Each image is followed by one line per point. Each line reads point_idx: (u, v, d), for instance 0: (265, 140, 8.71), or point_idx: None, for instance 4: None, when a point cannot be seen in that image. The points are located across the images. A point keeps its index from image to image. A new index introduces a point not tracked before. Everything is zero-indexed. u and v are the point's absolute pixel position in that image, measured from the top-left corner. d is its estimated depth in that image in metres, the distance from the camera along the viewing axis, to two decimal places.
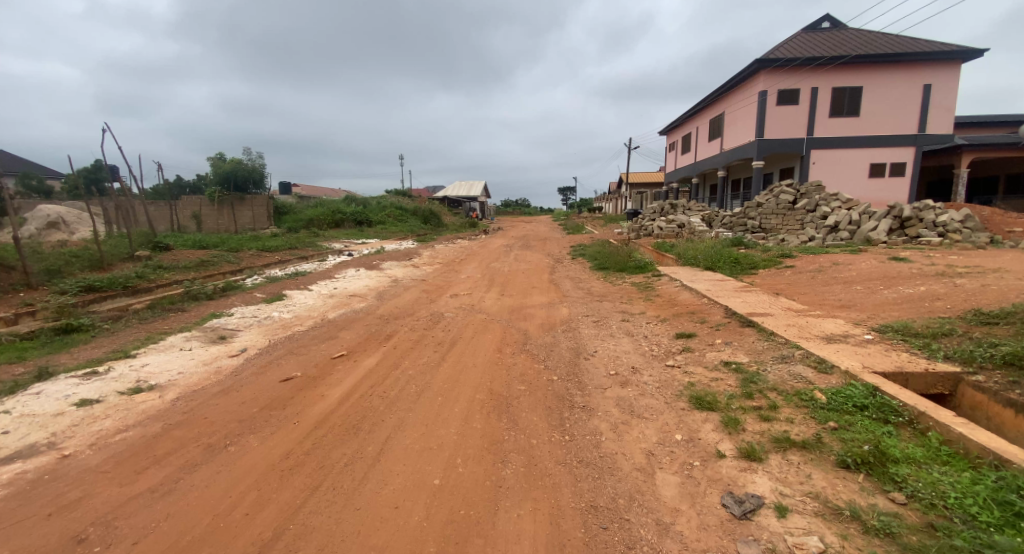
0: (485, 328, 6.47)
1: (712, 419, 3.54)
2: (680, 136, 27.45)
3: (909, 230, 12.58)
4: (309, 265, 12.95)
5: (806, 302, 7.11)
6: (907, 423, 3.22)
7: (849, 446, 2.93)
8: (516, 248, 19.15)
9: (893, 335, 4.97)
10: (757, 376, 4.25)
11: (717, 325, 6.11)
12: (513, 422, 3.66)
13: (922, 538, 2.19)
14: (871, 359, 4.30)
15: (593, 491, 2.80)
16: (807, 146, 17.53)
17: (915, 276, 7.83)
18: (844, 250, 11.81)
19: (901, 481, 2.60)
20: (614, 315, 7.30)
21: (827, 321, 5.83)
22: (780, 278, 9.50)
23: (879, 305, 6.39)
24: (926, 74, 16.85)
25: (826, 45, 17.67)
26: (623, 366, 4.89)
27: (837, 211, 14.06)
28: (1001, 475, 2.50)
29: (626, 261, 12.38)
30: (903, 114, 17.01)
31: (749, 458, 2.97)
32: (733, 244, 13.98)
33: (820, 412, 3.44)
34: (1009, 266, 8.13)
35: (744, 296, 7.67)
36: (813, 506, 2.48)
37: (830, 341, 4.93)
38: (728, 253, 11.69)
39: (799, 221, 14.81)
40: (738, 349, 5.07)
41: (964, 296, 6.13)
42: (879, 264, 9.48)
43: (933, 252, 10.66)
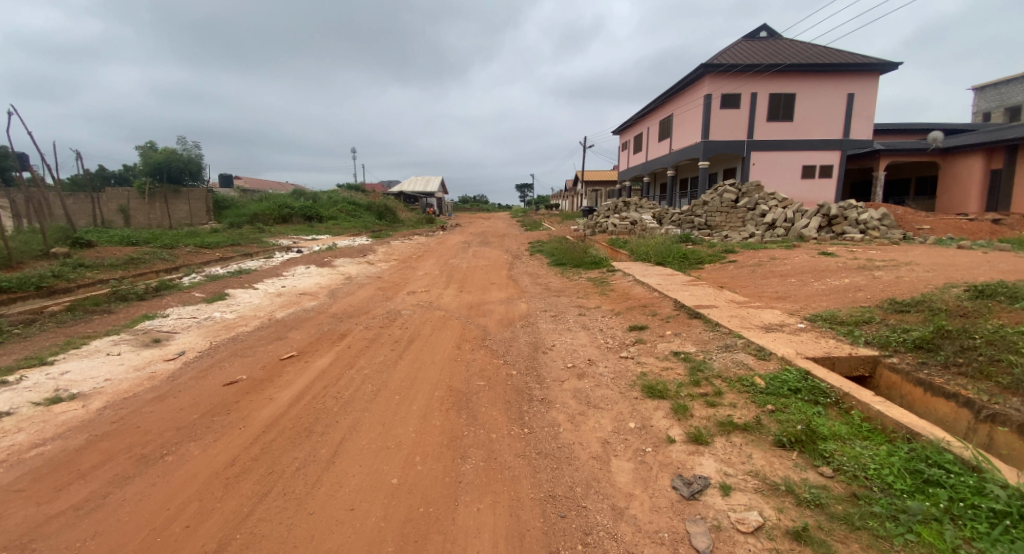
0: (444, 325, 6.41)
1: (664, 407, 3.70)
2: (632, 136, 28.29)
3: (836, 228, 13.67)
4: (254, 263, 12.28)
5: (747, 294, 7.58)
6: (834, 403, 3.52)
7: (784, 426, 3.17)
8: (474, 244, 19.12)
9: (822, 323, 5.40)
10: (704, 364, 4.50)
11: (667, 317, 6.40)
12: (473, 417, 3.66)
13: (846, 507, 2.40)
14: (803, 345, 4.67)
15: (551, 481, 2.86)
16: (748, 148, 18.60)
17: (841, 269, 8.54)
18: (781, 246, 12.61)
19: (829, 456, 2.84)
20: (571, 310, 7.43)
21: (766, 311, 6.23)
22: (725, 272, 10.03)
23: (810, 297, 6.90)
24: (852, 83, 18.25)
25: (764, 53, 18.78)
26: (580, 359, 5.02)
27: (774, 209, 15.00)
28: (913, 447, 2.80)
29: (582, 258, 12.68)
30: (831, 119, 18.38)
31: (696, 442, 3.14)
32: (681, 240, 14.60)
33: (760, 396, 3.70)
34: (918, 260, 9.04)
35: (692, 289, 8.03)
36: (754, 484, 2.66)
37: (768, 330, 5.30)
38: (677, 249, 12.21)
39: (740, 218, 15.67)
40: (687, 339, 5.34)
41: (881, 287, 6.76)
42: (810, 258, 10.25)
43: (857, 247, 11.61)
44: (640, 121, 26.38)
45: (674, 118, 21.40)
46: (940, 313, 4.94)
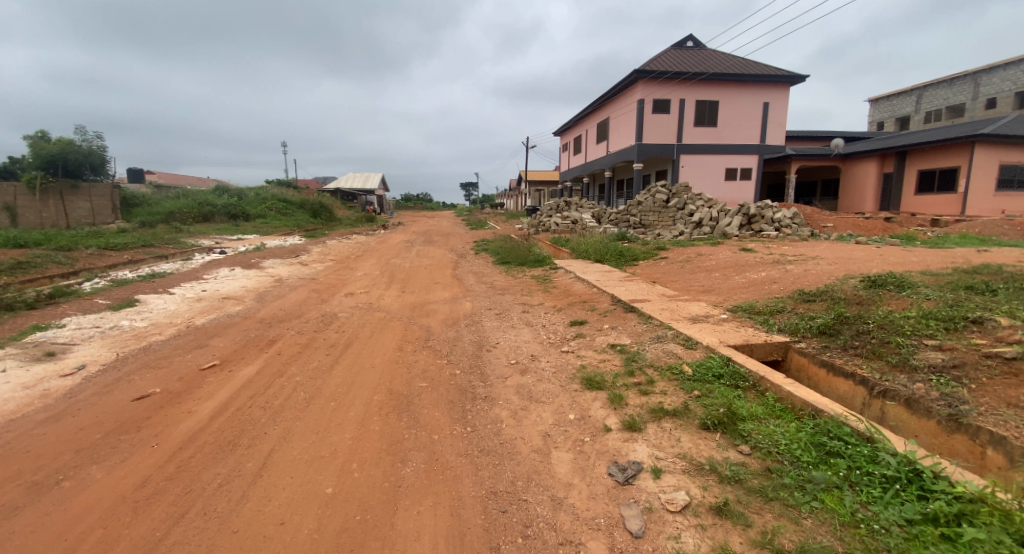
0: (384, 327, 6.23)
1: (601, 398, 3.83)
2: (572, 137, 29.00)
3: (754, 226, 14.84)
4: (170, 265, 11.24)
5: (677, 288, 8.04)
6: (752, 386, 3.83)
7: (708, 410, 3.39)
8: (417, 243, 18.73)
9: (742, 313, 5.85)
10: (638, 354, 4.73)
11: (605, 311, 6.65)
12: (414, 419, 3.59)
13: (760, 481, 2.62)
14: (725, 334, 5.04)
15: (493, 478, 2.86)
16: (678, 151, 19.72)
17: (759, 264, 9.29)
18: (707, 243, 13.51)
19: (748, 435, 3.08)
20: (514, 307, 7.51)
21: (694, 304, 6.65)
22: (658, 268, 10.58)
23: (732, 289, 7.46)
24: (767, 93, 19.83)
25: (690, 62, 19.97)
26: (523, 355, 5.08)
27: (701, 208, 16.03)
28: (818, 422, 3.10)
29: (525, 256, 12.84)
30: (749, 126, 19.92)
31: (631, 429, 3.29)
32: (618, 238, 15.20)
33: (687, 382, 3.94)
34: (822, 254, 10.06)
35: (628, 285, 8.40)
36: (682, 465, 2.83)
37: (695, 321, 5.67)
38: (615, 247, 12.71)
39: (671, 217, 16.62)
40: (623, 332, 5.57)
41: (792, 279, 7.45)
42: (733, 254, 11.08)
43: (772, 244, 12.69)
44: (579, 124, 27.14)
45: (610, 121, 22.21)
46: (840, 301, 5.52)
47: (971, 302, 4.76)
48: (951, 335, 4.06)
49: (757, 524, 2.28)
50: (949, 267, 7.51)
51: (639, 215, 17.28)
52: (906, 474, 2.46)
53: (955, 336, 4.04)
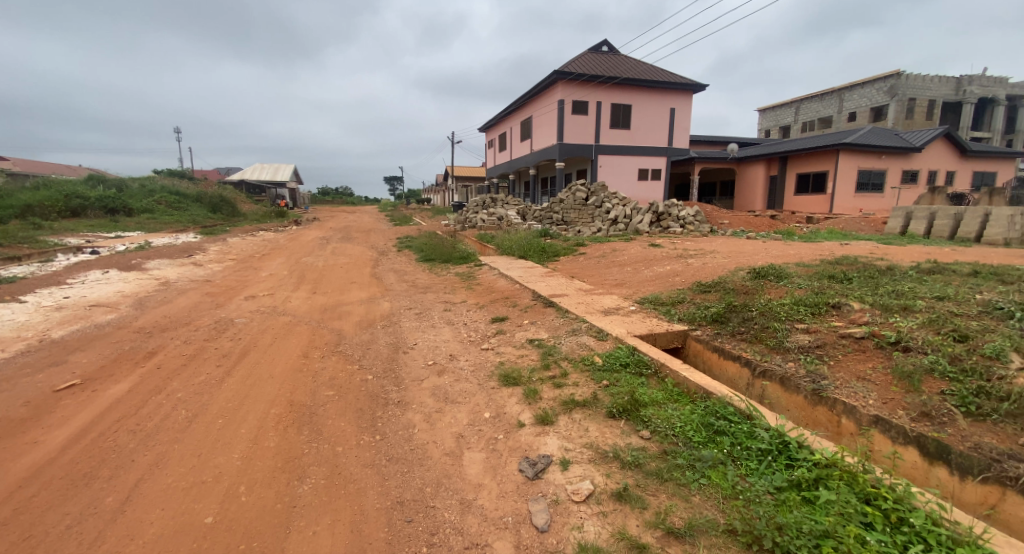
0: (289, 332, 5.77)
1: (516, 394, 3.85)
2: (495, 134, 29.09)
3: (663, 223, 15.93)
4: (24, 268, 9.51)
5: (593, 282, 8.37)
6: (654, 373, 4.08)
7: (614, 398, 3.55)
8: (333, 240, 17.69)
9: (649, 305, 6.23)
10: (554, 348, 4.83)
11: (526, 307, 6.72)
12: (317, 432, 3.35)
13: (658, 463, 2.78)
14: (633, 325, 5.33)
15: (400, 487, 2.75)
16: (595, 151, 20.61)
17: (666, 258, 9.99)
18: (622, 239, 14.25)
19: (648, 420, 3.26)
20: (435, 306, 7.35)
21: (607, 297, 6.95)
22: (576, 263, 10.96)
23: (642, 282, 7.92)
24: (673, 100, 21.31)
25: (605, 66, 20.88)
26: (441, 355, 4.96)
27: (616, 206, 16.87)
28: (709, 404, 3.36)
29: (450, 253, 12.66)
30: (658, 130, 21.30)
31: (543, 423, 3.33)
32: (541, 234, 15.51)
33: (598, 373, 4.10)
34: (719, 249, 11.04)
35: (549, 280, 8.60)
36: (588, 455, 2.92)
37: (608, 313, 5.93)
38: (537, 243, 12.95)
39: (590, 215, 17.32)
40: (541, 327, 5.67)
41: (693, 272, 8.09)
42: (644, 249, 11.78)
43: (679, 239, 13.70)
44: (502, 121, 27.30)
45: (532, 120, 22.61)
46: (730, 291, 6.07)
47: (831, 289, 5.47)
48: (816, 319, 4.62)
49: (653, 506, 2.41)
50: (818, 259, 8.59)
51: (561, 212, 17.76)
52: (777, 446, 2.75)
53: (819, 319, 4.60)
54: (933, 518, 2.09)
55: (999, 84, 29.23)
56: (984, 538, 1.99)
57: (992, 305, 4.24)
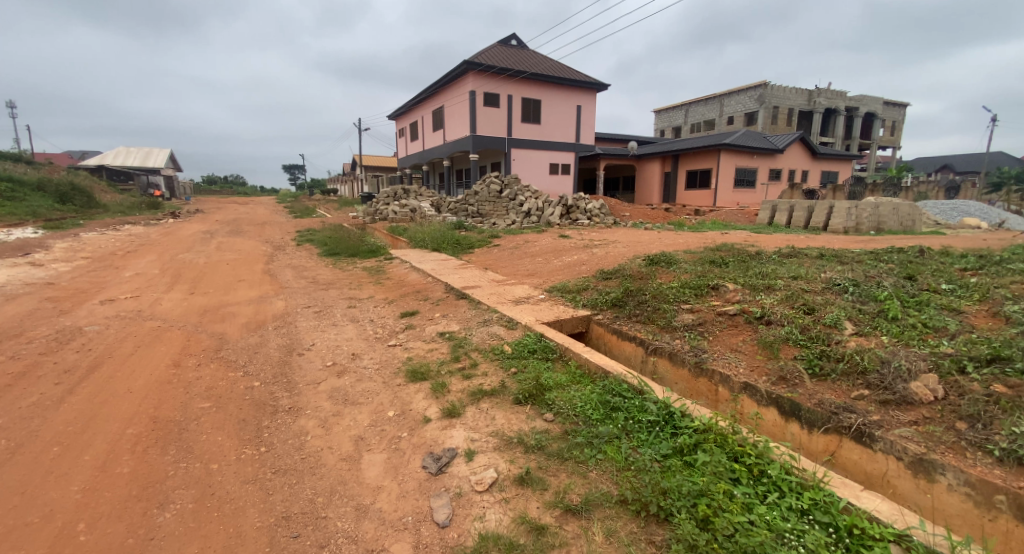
0: (157, 339, 5.02)
1: (423, 389, 3.71)
2: (406, 123, 28.07)
3: (572, 215, 16.53)
4: None
5: (506, 273, 8.42)
6: (560, 357, 4.20)
7: (521, 385, 3.58)
8: (221, 234, 15.88)
9: (556, 293, 6.43)
10: (464, 340, 4.76)
11: (437, 300, 6.56)
12: (187, 449, 2.96)
13: (559, 443, 2.84)
14: (541, 313, 5.45)
15: (286, 500, 2.51)
16: (509, 144, 20.75)
17: (574, 248, 10.38)
18: (534, 231, 14.57)
19: (552, 403, 3.33)
20: (339, 303, 6.88)
21: (518, 287, 7.02)
22: (489, 255, 10.96)
23: (552, 272, 8.14)
24: (579, 97, 22.15)
25: (513, 59, 21.05)
26: (342, 355, 4.62)
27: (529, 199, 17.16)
28: (607, 383, 3.53)
29: (357, 246, 11.99)
30: (565, 125, 22.04)
31: (449, 415, 3.24)
32: (455, 227, 15.31)
33: (506, 361, 4.13)
34: (621, 239, 11.73)
35: (462, 272, 8.48)
36: (493, 443, 2.89)
37: (518, 303, 5.99)
38: (451, 235, 12.74)
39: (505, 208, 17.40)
40: (452, 320, 5.55)
41: (598, 260, 8.49)
42: (554, 240, 12.13)
43: (586, 231, 14.34)
44: (412, 110, 26.44)
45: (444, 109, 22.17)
46: (629, 278, 6.46)
47: (711, 273, 6.07)
48: (699, 299, 5.10)
49: (553, 486, 2.46)
50: (703, 247, 9.52)
51: (476, 205, 17.53)
52: (664, 416, 2.98)
53: (701, 299, 5.09)
54: (786, 468, 2.39)
55: (840, 96, 34.51)
56: (826, 480, 2.31)
57: (833, 282, 4.99)
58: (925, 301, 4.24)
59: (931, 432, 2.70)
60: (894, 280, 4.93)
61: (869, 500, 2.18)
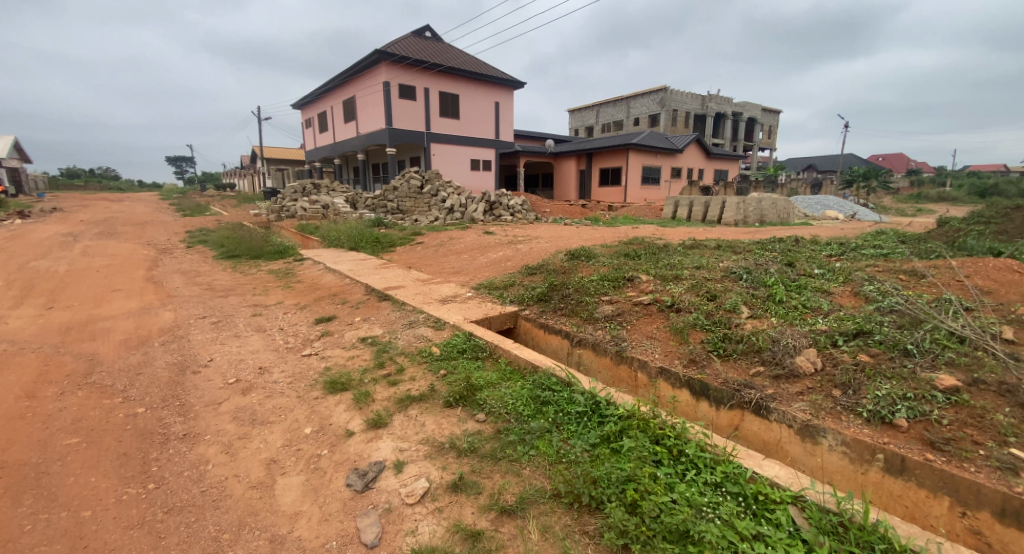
0: (3, 367, 4.16)
1: (345, 400, 3.45)
2: (313, 113, 26.20)
3: (495, 211, 16.57)
4: None
5: (430, 272, 8.19)
6: (489, 355, 4.16)
7: (450, 387, 3.48)
8: (89, 236, 13.64)
9: (483, 290, 6.38)
10: (389, 344, 4.53)
11: (356, 303, 6.18)
12: (48, 498, 2.48)
13: (492, 444, 2.80)
14: (469, 311, 5.36)
15: (183, 543, 2.20)
16: (427, 138, 20.21)
17: (498, 244, 10.39)
18: (457, 228, 14.38)
19: (483, 402, 3.27)
20: (242, 311, 6.22)
21: (444, 285, 6.85)
22: (412, 253, 10.61)
23: (477, 269, 8.07)
24: (496, 93, 22.19)
25: (428, 51, 20.51)
26: (248, 370, 4.15)
27: (451, 195, 16.89)
28: (537, 378, 3.54)
29: (261, 247, 10.95)
30: (484, 121, 21.98)
31: (375, 426, 3.05)
32: (373, 224, 14.62)
33: (434, 363, 3.99)
34: (544, 234, 11.98)
35: (382, 272, 8.09)
36: (424, 451, 2.76)
37: (444, 302, 5.84)
38: (369, 233, 12.12)
39: (426, 204, 16.96)
40: (374, 323, 5.26)
41: (522, 256, 8.58)
42: (478, 237, 12.06)
43: (508, 227, 14.45)
44: (320, 100, 24.77)
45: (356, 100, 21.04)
46: (553, 273, 6.59)
47: (628, 266, 6.39)
48: (617, 291, 5.35)
49: (487, 489, 2.41)
50: (619, 240, 10.02)
51: (395, 200, 16.90)
52: (591, 406, 3.06)
53: (620, 290, 5.34)
54: (701, 445, 2.57)
55: (727, 102, 38.29)
56: (734, 453, 2.52)
57: (730, 270, 5.50)
58: (803, 285, 4.82)
59: (815, 400, 3.06)
60: (779, 267, 5.55)
61: (770, 467, 2.41)
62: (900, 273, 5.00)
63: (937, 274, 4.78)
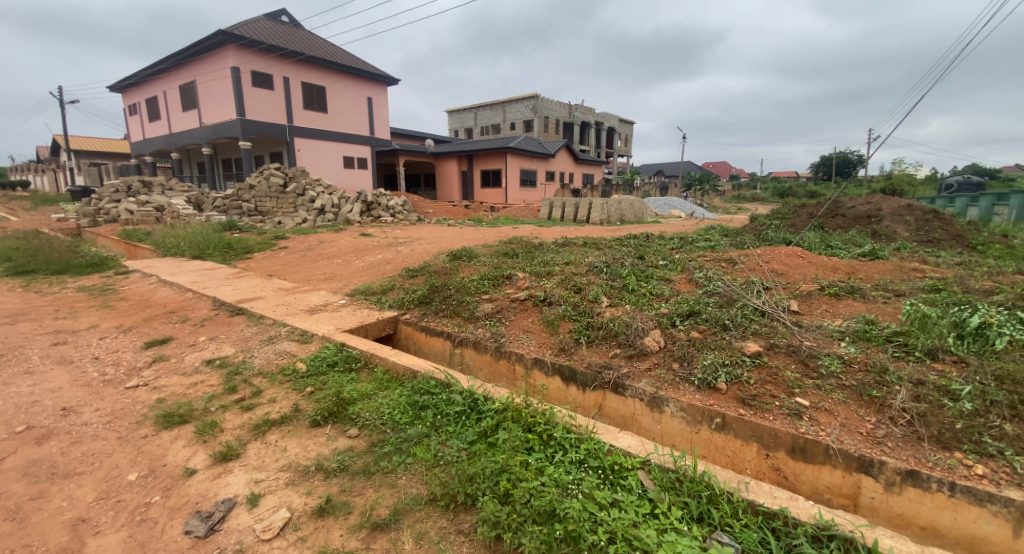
0: None
1: (184, 434, 2.98)
2: (139, 98, 22.08)
3: (373, 212, 15.78)
4: None
5: (296, 279, 7.48)
6: (363, 366, 3.94)
7: (318, 404, 3.22)
8: None
9: (358, 296, 6.04)
10: (243, 364, 4.02)
11: (202, 320, 5.36)
12: None
13: (364, 458, 2.66)
14: (342, 320, 5.02)
15: None
16: (290, 133, 18.38)
17: (375, 247, 9.92)
18: (329, 230, 13.38)
19: (355, 416, 3.09)
20: (39, 340, 4.97)
21: (313, 294, 6.32)
22: (275, 259, 9.56)
23: (351, 274, 7.60)
24: (367, 88, 21.13)
25: (286, 37, 18.69)
26: (46, 413, 3.34)
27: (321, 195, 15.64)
28: (415, 383, 3.45)
29: (69, 259, 8.90)
30: (354, 117, 20.77)
31: (225, 459, 2.69)
32: (226, 228, 12.85)
33: (300, 381, 3.65)
34: (424, 235, 11.78)
35: (237, 282, 7.15)
36: (285, 478, 2.52)
37: (312, 312, 5.39)
38: (219, 238, 10.63)
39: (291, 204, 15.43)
40: (225, 342, 4.63)
41: (401, 259, 8.31)
42: (353, 239, 11.38)
43: (386, 228, 13.88)
44: (148, 82, 20.99)
45: (196, 86, 18.28)
46: (433, 274, 6.51)
47: (506, 264, 6.59)
48: (496, 289, 5.49)
49: (358, 507, 2.29)
50: (499, 240, 10.29)
51: (253, 201, 15.08)
52: (469, 405, 3.10)
53: (498, 288, 5.50)
54: (566, 427, 2.77)
55: (591, 112, 41.81)
56: (595, 431, 2.76)
57: (594, 265, 6.03)
58: (650, 275, 5.48)
59: (661, 374, 3.50)
60: (632, 260, 6.23)
61: (624, 438, 2.69)
62: (722, 261, 6.00)
63: (746, 261, 5.84)
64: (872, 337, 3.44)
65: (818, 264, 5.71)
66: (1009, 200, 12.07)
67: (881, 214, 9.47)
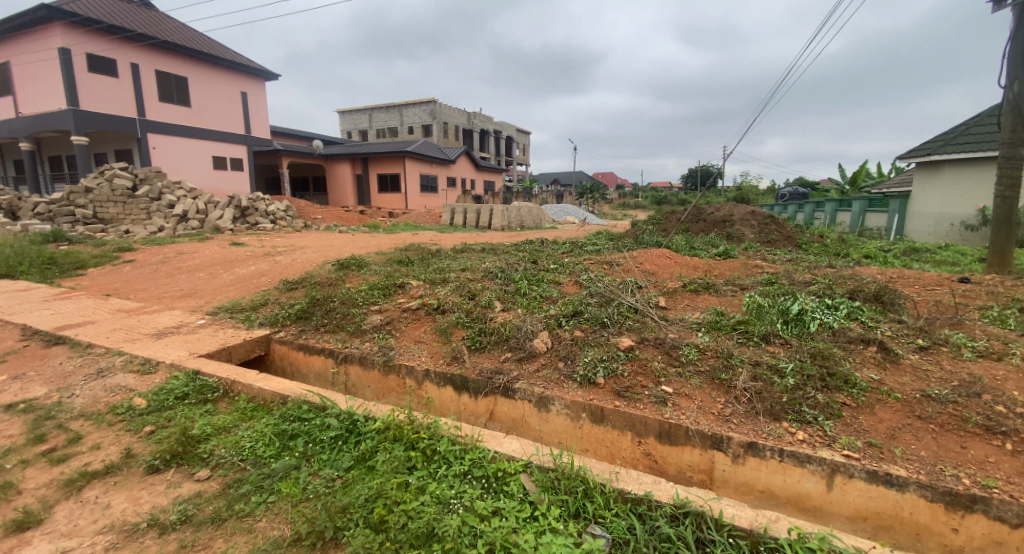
0: None
1: None
2: None
3: (249, 219, 14.17)
4: None
5: (142, 298, 6.38)
6: (223, 396, 3.46)
7: (159, 447, 2.73)
8: None
9: (222, 314, 5.33)
10: (59, 406, 3.29)
11: (3, 354, 4.30)
12: None
13: (215, 504, 2.31)
14: (199, 343, 4.38)
15: None
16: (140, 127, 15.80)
17: (248, 258, 8.89)
18: (192, 239, 11.71)
19: (207, 455, 2.69)
20: None
21: (163, 314, 5.43)
22: (116, 276, 8.08)
23: (216, 289, 6.70)
24: (239, 82, 19.04)
25: (132, 17, 16.11)
26: None
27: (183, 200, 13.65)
28: (285, 410, 3.10)
29: None
30: (224, 113, 18.56)
31: (20, 528, 2.15)
32: (48, 239, 10.56)
33: (137, 420, 3.08)
34: (308, 244, 10.88)
35: (58, 305, 5.87)
36: (105, 541, 2.08)
37: (161, 335, 4.63)
38: (37, 252, 8.70)
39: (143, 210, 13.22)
40: (34, 380, 3.75)
41: (278, 270, 7.55)
42: (221, 250, 10.08)
43: (264, 236, 12.57)
44: None
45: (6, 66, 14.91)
46: (316, 286, 6.00)
47: (398, 273, 6.32)
48: (386, 299, 5.23)
49: None
50: (392, 248, 9.87)
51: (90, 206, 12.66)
52: (346, 428, 2.87)
53: (387, 298, 5.24)
54: (451, 438, 2.69)
55: (489, 120, 42.51)
56: (480, 439, 2.72)
57: (488, 270, 6.05)
58: (540, 278, 5.66)
59: (546, 374, 3.60)
60: (524, 264, 6.38)
61: (508, 443, 2.70)
62: (603, 264, 6.43)
63: (624, 263, 6.31)
64: (722, 326, 3.92)
65: (683, 264, 6.39)
66: (825, 208, 14.75)
67: (733, 219, 10.95)
